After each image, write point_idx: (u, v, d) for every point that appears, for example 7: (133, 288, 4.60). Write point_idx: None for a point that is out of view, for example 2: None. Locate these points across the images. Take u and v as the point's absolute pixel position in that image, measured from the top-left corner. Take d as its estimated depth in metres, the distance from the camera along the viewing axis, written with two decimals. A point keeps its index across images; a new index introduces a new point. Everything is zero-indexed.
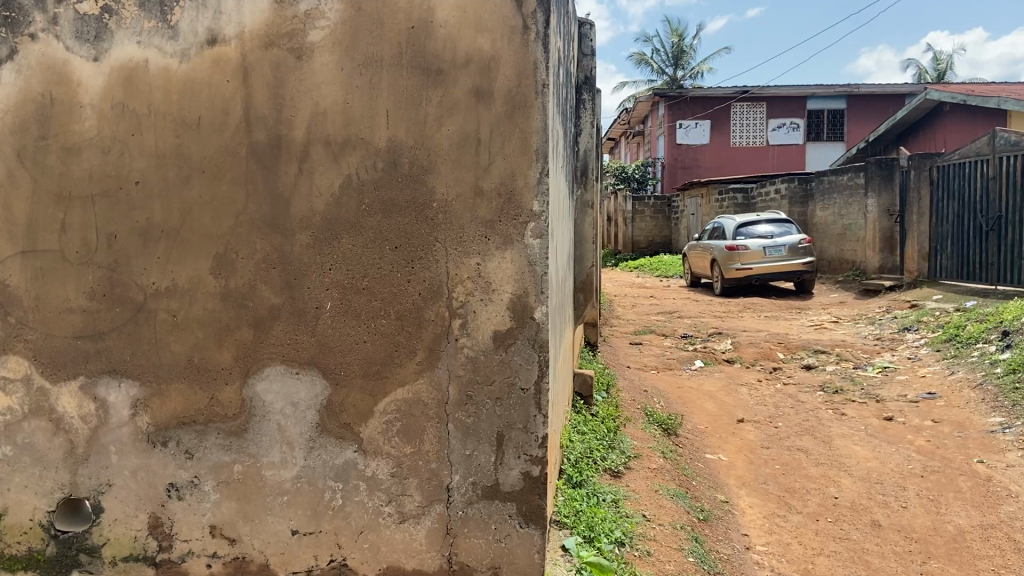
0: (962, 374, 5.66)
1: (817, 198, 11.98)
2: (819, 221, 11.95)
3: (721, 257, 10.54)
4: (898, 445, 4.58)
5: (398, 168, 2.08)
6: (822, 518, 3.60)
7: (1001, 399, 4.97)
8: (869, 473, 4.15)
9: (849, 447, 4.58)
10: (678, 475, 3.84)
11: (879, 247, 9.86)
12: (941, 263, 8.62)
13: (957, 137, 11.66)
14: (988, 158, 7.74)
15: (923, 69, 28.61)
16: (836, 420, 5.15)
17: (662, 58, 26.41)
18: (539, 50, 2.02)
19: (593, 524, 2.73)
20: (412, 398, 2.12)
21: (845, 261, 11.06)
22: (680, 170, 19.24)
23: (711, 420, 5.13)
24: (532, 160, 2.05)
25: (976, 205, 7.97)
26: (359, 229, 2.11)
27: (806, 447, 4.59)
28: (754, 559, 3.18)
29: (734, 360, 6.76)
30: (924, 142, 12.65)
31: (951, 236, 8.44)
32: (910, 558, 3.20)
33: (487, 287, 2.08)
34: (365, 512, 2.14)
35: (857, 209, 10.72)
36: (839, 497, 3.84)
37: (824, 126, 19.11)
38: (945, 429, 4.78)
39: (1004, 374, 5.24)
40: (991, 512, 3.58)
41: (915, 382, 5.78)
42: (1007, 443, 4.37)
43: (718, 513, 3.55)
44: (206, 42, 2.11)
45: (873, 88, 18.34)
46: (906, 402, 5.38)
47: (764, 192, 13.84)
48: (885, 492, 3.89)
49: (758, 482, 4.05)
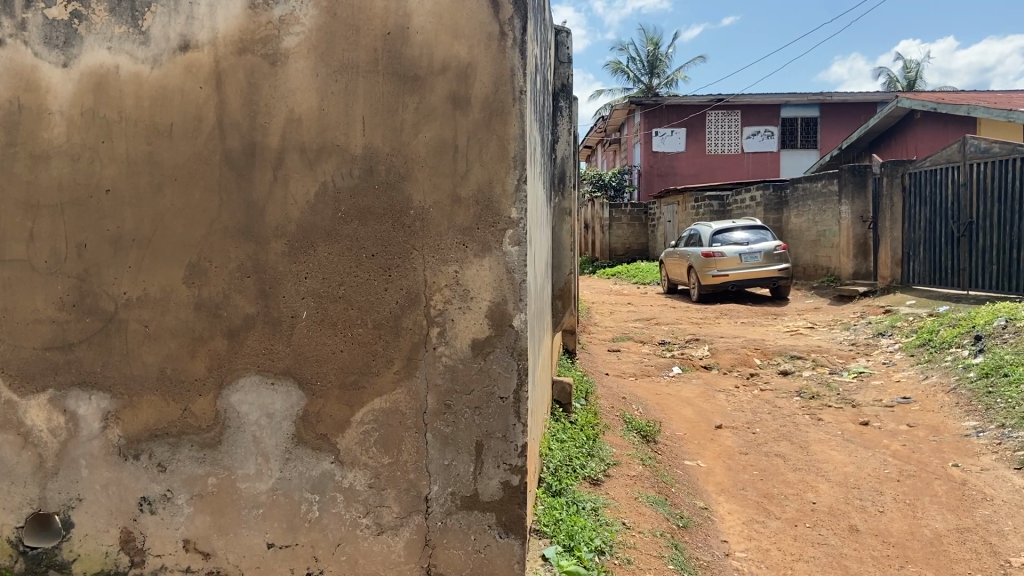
0: (936, 378, 5.72)
1: (791, 205, 12.11)
2: (793, 227, 12.09)
3: (697, 263, 10.61)
4: (874, 450, 4.60)
5: (374, 175, 2.06)
6: (800, 523, 3.61)
7: (975, 403, 5.04)
8: (846, 478, 4.17)
9: (825, 452, 4.60)
10: (657, 482, 3.84)
11: (852, 253, 9.97)
12: (913, 269, 8.74)
13: (928, 144, 11.85)
14: (959, 165, 7.87)
15: (895, 77, 28.97)
16: (813, 425, 5.19)
17: (638, 67, 26.68)
18: (517, 56, 2.01)
19: (573, 533, 2.72)
20: (391, 407, 2.09)
21: (819, 267, 11.17)
22: (657, 178, 19.50)
23: (689, 426, 5.15)
24: (511, 167, 2.04)
25: (948, 211, 8.09)
26: (335, 237, 2.08)
27: (784, 453, 4.62)
28: (734, 565, 3.18)
29: (711, 366, 6.80)
30: (896, 149, 12.85)
31: (922, 242, 8.56)
32: (888, 563, 3.21)
33: (466, 294, 2.06)
34: (343, 524, 2.11)
35: (831, 216, 10.85)
36: (817, 503, 3.85)
37: (797, 134, 19.34)
38: (920, 433, 4.82)
39: (977, 378, 5.32)
40: (966, 516, 3.61)
41: (890, 387, 5.84)
42: (981, 447, 4.42)
43: (697, 520, 3.55)
44: (179, 48, 2.08)
45: (845, 96, 18.61)
46: (881, 407, 5.43)
47: (739, 200, 13.97)
48: (862, 496, 3.91)
49: (736, 488, 4.07)
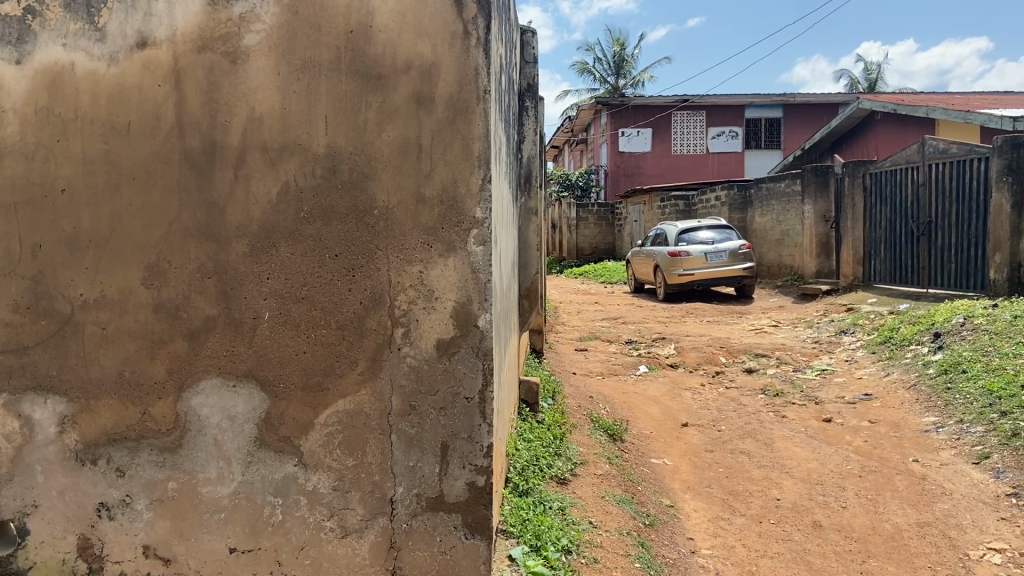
0: (897, 375, 5.84)
1: (756, 205, 12.26)
2: (758, 227, 12.23)
3: (663, 262, 10.69)
4: (838, 447, 4.67)
5: (337, 174, 2.04)
6: (765, 519, 3.65)
7: (934, 399, 5.14)
8: (810, 474, 4.23)
9: (788, 449, 4.66)
10: (624, 481, 3.86)
11: (815, 252, 10.13)
12: (874, 268, 8.91)
13: (888, 145, 12.08)
14: (918, 165, 8.04)
15: (856, 78, 29.49)
16: (777, 422, 5.26)
17: (605, 67, 26.82)
18: (481, 56, 2.01)
19: (540, 533, 2.73)
20: (355, 409, 2.08)
21: (783, 266, 11.33)
22: (623, 178, 19.62)
23: (656, 424, 5.18)
24: (475, 167, 2.04)
25: (907, 211, 8.26)
26: (298, 237, 2.06)
27: (749, 450, 4.67)
28: (699, 563, 3.20)
29: (678, 365, 6.85)
30: (857, 150, 13.07)
31: (883, 241, 8.72)
32: (850, 557, 3.26)
33: (431, 294, 2.05)
34: (307, 527, 2.08)
35: (794, 215, 11.00)
36: (781, 499, 3.90)
37: (761, 134, 19.59)
38: (881, 429, 4.91)
39: (937, 375, 5.43)
40: (926, 511, 3.68)
41: (852, 384, 5.94)
42: (940, 443, 4.51)
43: (663, 518, 3.57)
44: (136, 45, 2.04)
45: (808, 97, 18.89)
46: (843, 403, 5.52)
47: (704, 200, 14.11)
48: (825, 492, 3.97)
49: (702, 485, 4.10)
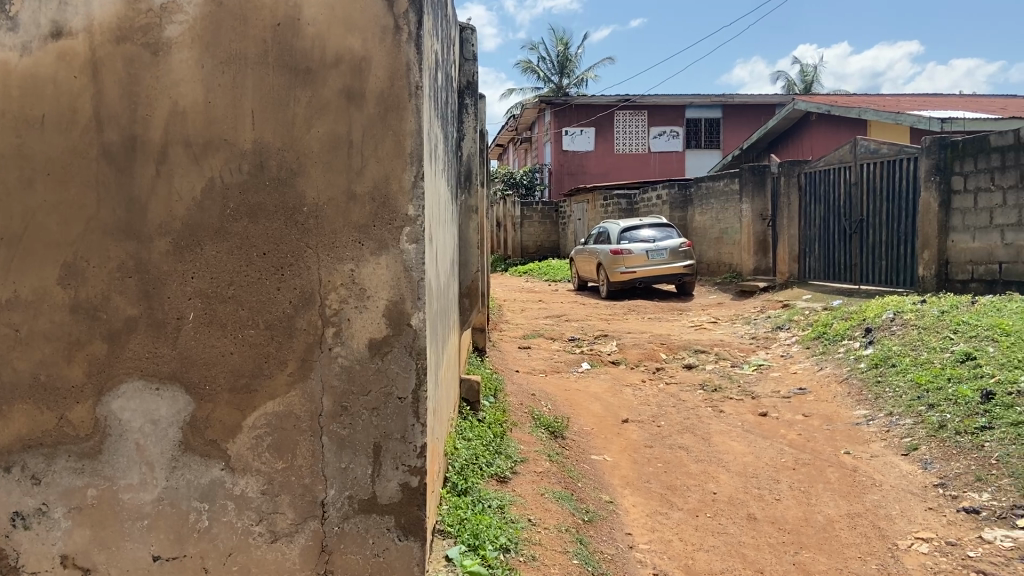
0: (830, 369, 6.00)
1: (695, 204, 12.46)
2: (697, 225, 12.45)
3: (606, 260, 10.78)
4: (772, 440, 4.78)
5: (265, 170, 1.99)
6: (701, 513, 3.71)
7: (865, 392, 5.30)
8: (745, 468, 4.32)
9: (725, 443, 4.75)
10: (564, 478, 3.87)
11: (752, 250, 10.36)
12: (809, 265, 9.15)
13: (822, 145, 12.42)
14: (850, 165, 8.29)
15: (792, 80, 30.25)
16: (715, 417, 5.36)
17: (548, 66, 26.94)
18: (412, 51, 1.98)
19: (478, 532, 2.72)
20: (284, 411, 2.03)
21: (722, 264, 11.54)
22: (567, 176, 19.74)
23: (597, 421, 5.22)
24: (408, 163, 2.01)
25: (840, 209, 8.51)
26: (224, 235, 2.00)
27: (687, 445, 4.74)
28: (637, 557, 3.24)
29: (619, 362, 6.92)
30: (793, 150, 13.40)
31: (817, 239, 8.97)
32: (783, 549, 3.33)
33: (362, 293, 2.02)
34: (234, 532, 2.03)
35: (732, 214, 11.22)
36: (717, 493, 3.97)
37: (702, 134, 19.93)
38: (814, 422, 5.04)
39: (867, 368, 5.61)
40: (856, 502, 3.79)
41: (787, 378, 6.09)
42: (870, 435, 4.65)
43: (602, 514, 3.60)
44: (51, 35, 1.96)
45: (746, 98, 19.30)
46: (778, 398, 5.65)
47: (646, 199, 14.29)
48: (760, 485, 4.06)
49: (641, 481, 4.15)
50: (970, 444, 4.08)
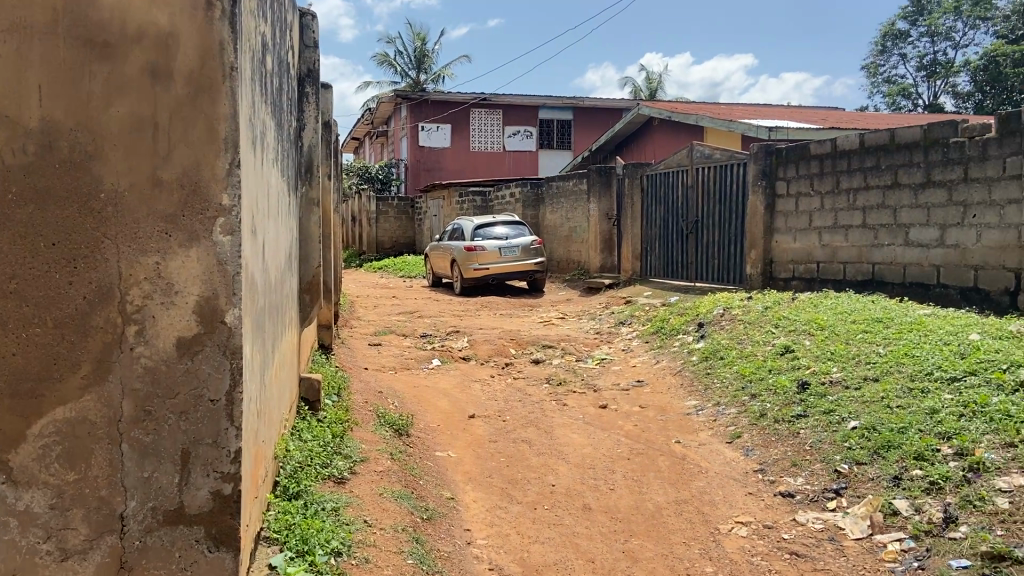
0: (666, 362, 6.28)
1: (547, 202, 12.71)
2: (548, 223, 12.71)
3: (459, 256, 10.76)
4: (610, 431, 4.94)
5: (55, 152, 1.81)
6: (539, 506, 3.76)
7: (696, 383, 5.59)
8: (584, 459, 4.43)
9: (566, 435, 4.86)
10: (404, 476, 3.81)
11: (599, 248, 10.69)
12: (649, 262, 9.57)
13: (664, 149, 13.02)
14: (687, 168, 8.73)
15: (640, 87, 31.55)
16: (558, 410, 5.47)
17: (405, 61, 26.66)
18: (226, 30, 1.85)
19: (306, 536, 2.61)
20: (78, 418, 1.85)
21: (571, 261, 11.85)
22: (423, 172, 19.61)
23: (443, 417, 5.20)
24: (220, 150, 1.88)
25: (678, 210, 8.95)
26: (5, 222, 1.80)
27: (530, 438, 4.81)
28: (474, 553, 3.23)
29: (469, 357, 6.93)
30: (637, 153, 13.97)
31: (657, 238, 9.39)
32: (614, 537, 3.44)
33: (169, 288, 1.87)
34: (17, 553, 1.83)
35: (581, 213, 11.54)
36: (556, 485, 4.05)
37: (554, 135, 20.38)
38: (649, 413, 5.26)
39: (699, 361, 5.92)
40: (684, 488, 3.97)
41: (627, 371, 6.32)
42: (699, 424, 4.91)
43: (441, 511, 3.57)
44: None
45: (596, 102, 19.93)
46: (618, 390, 5.85)
47: (500, 196, 14.44)
48: (596, 476, 4.17)
49: (483, 476, 4.16)
50: (787, 431, 4.39)
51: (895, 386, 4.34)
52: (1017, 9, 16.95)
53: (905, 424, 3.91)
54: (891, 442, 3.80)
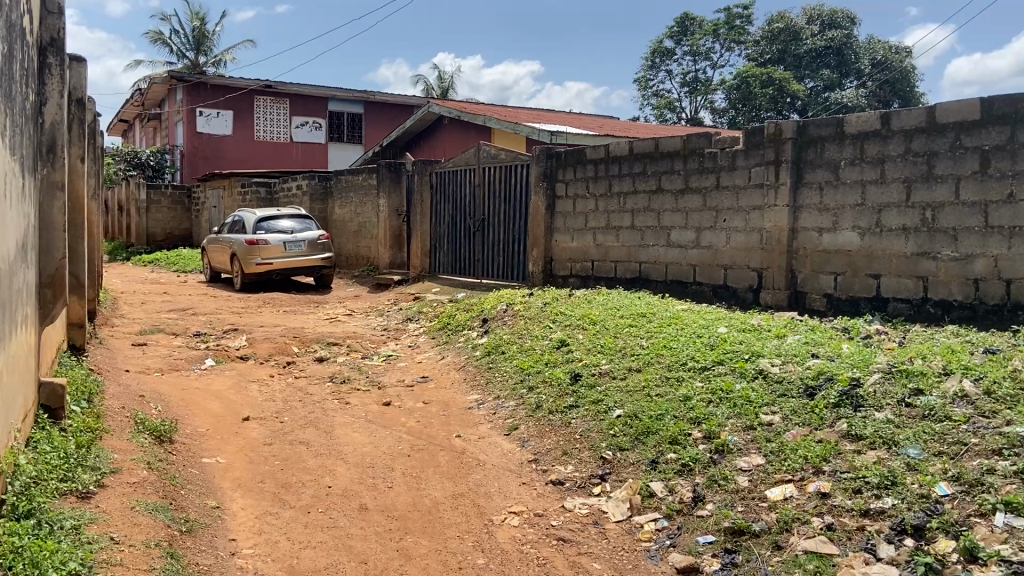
0: (451, 357, 6.33)
1: (335, 196, 12.38)
2: (336, 218, 12.38)
3: (240, 251, 10.14)
4: (392, 428, 4.88)
5: None
6: (313, 509, 3.62)
7: (478, 378, 5.68)
8: (363, 458, 4.33)
9: (347, 435, 4.72)
10: (164, 486, 3.50)
11: (388, 244, 10.58)
12: (438, 259, 9.66)
13: (454, 147, 13.17)
14: (474, 168, 8.90)
15: (432, 85, 31.69)
16: (340, 409, 5.31)
17: (182, 41, 24.79)
18: None
19: (36, 560, 2.31)
20: None
21: (360, 257, 11.63)
22: (201, 160, 18.34)
23: (214, 421, 4.86)
24: None
25: (466, 208, 9.11)
26: None
27: (308, 440, 4.62)
28: (238, 564, 3.04)
29: (248, 357, 6.55)
30: (428, 150, 14.03)
31: (446, 235, 9.50)
32: (389, 536, 3.38)
33: None
34: None
35: (369, 208, 11.34)
36: (332, 486, 3.91)
37: (344, 128, 19.91)
38: (432, 409, 5.26)
39: (482, 356, 6.03)
40: (462, 482, 4.00)
41: (412, 367, 6.29)
42: (479, 418, 4.98)
43: (204, 522, 3.33)
44: None
45: (387, 96, 19.74)
46: (402, 387, 5.80)
47: (286, 188, 13.84)
48: (375, 475, 4.09)
49: (254, 481, 3.93)
50: (559, 421, 4.58)
51: (654, 375, 4.69)
52: (762, 36, 19.01)
53: (662, 410, 4.24)
54: (650, 428, 4.10)
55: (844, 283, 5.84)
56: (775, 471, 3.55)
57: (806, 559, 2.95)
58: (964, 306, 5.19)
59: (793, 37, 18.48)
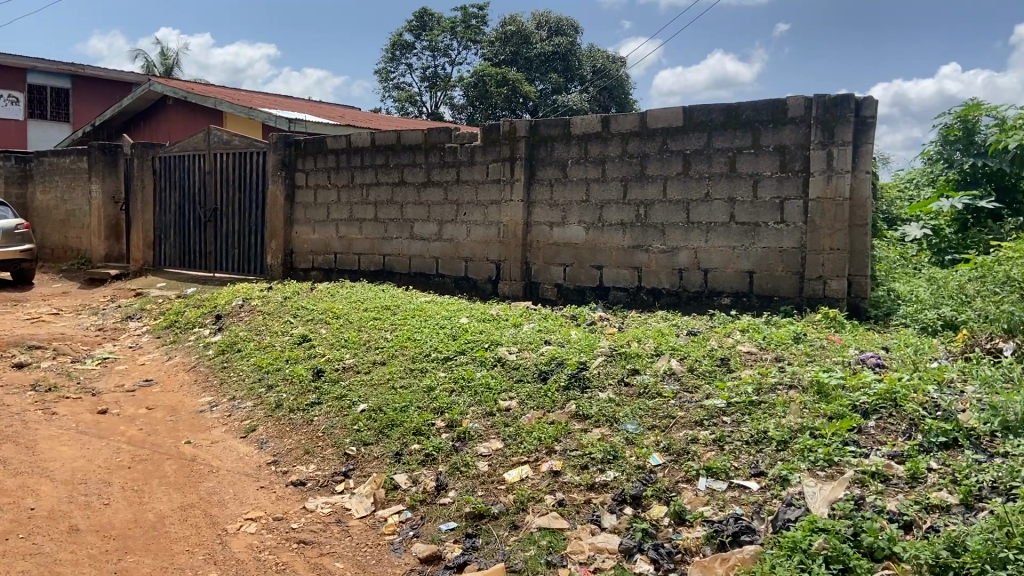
0: (179, 358, 5.85)
1: (36, 181, 10.89)
2: (39, 206, 10.90)
3: None
4: (109, 439, 4.40)
5: None
6: (10, 537, 3.16)
7: (211, 378, 5.31)
8: (74, 474, 3.86)
9: (53, 450, 4.18)
10: None
11: (104, 234, 9.51)
12: (164, 251, 9.01)
13: (180, 131, 12.19)
14: (204, 154, 8.43)
15: (154, 63, 28.97)
16: (44, 421, 4.68)
17: None
18: None
19: None
20: None
21: (69, 249, 10.34)
22: None
23: None
24: None
25: (195, 197, 8.61)
26: None
27: (3, 458, 4.01)
28: None
29: None
30: (151, 133, 12.86)
31: (172, 225, 8.90)
32: (105, 559, 3.05)
33: None
34: None
35: (80, 195, 10.11)
36: (35, 509, 3.44)
37: (47, 104, 17.52)
38: (158, 415, 4.82)
39: (215, 355, 5.65)
40: (192, 492, 3.72)
41: (134, 370, 5.72)
42: (212, 421, 4.66)
43: None
44: None
45: (100, 72, 17.72)
46: (122, 392, 5.25)
47: None
48: (88, 492, 3.66)
49: None
50: (300, 419, 4.42)
51: (398, 368, 4.72)
52: (496, 36, 19.70)
53: (406, 402, 4.27)
54: (394, 421, 4.11)
55: (572, 274, 6.39)
56: (512, 454, 3.73)
57: (540, 536, 3.14)
58: (671, 293, 5.94)
59: (524, 41, 19.41)
